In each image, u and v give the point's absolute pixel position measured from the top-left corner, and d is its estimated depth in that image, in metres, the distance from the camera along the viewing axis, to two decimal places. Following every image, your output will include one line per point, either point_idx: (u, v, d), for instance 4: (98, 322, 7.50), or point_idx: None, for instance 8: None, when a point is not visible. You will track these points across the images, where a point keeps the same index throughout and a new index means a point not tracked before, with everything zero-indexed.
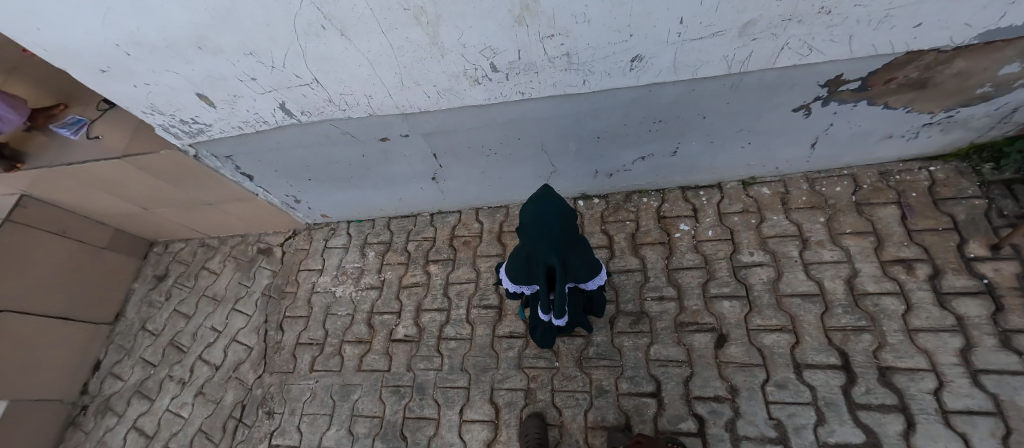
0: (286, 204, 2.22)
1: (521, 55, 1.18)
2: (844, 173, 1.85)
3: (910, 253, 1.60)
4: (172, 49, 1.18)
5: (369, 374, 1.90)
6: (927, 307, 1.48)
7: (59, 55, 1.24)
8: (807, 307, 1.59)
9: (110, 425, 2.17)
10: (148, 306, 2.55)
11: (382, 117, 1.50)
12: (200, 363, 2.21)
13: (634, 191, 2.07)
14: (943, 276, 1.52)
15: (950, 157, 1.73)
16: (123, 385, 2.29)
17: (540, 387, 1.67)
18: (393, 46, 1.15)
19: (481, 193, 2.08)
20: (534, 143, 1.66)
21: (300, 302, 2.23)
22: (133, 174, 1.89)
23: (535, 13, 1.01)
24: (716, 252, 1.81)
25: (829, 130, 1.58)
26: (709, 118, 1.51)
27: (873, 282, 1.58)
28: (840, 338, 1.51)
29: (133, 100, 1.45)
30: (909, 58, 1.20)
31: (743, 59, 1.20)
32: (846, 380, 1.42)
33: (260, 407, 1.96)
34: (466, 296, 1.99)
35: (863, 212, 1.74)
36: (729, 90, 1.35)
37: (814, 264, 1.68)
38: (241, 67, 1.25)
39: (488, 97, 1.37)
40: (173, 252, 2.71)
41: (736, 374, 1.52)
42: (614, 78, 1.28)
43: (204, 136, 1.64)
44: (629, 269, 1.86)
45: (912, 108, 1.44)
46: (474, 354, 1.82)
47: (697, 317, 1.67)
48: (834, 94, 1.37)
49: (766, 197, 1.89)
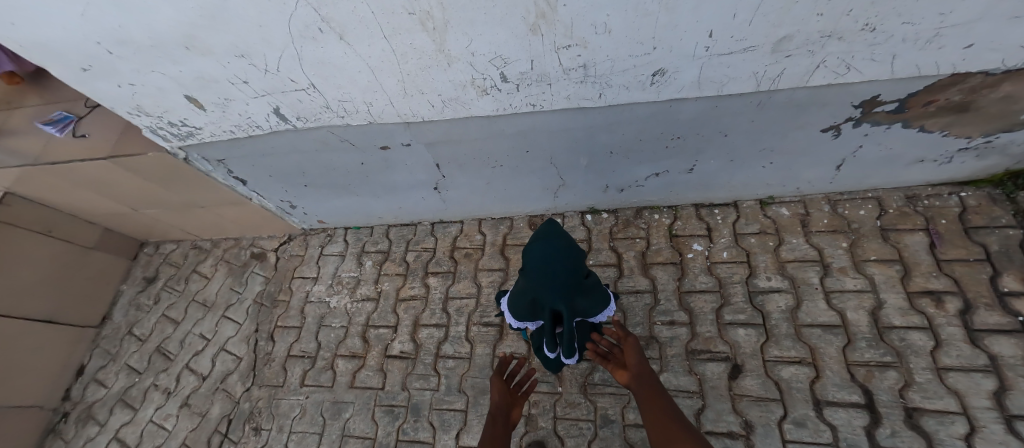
0: (281, 209, 2.13)
1: (534, 65, 1.09)
2: (869, 195, 1.75)
3: (940, 285, 1.50)
4: (158, 49, 1.09)
5: (362, 391, 1.81)
6: (957, 343, 1.39)
7: (37, 51, 1.15)
8: (828, 338, 1.50)
9: (91, 435, 2.08)
10: (135, 309, 2.46)
11: (383, 126, 1.41)
12: (187, 372, 2.12)
13: (645, 207, 1.98)
14: (975, 312, 1.43)
15: (982, 183, 1.63)
16: (107, 392, 2.20)
17: (541, 414, 1.57)
18: (396, 52, 1.06)
19: (485, 204, 1.99)
20: (543, 156, 1.57)
21: (292, 312, 2.13)
22: (120, 175, 1.81)
23: (552, 22, 0.92)
24: (731, 275, 1.72)
25: (857, 153, 1.49)
26: (731, 135, 1.42)
27: (899, 315, 1.48)
28: (864, 373, 1.41)
29: (117, 101, 1.36)
30: (953, 81, 1.11)
31: (774, 76, 1.11)
32: (870, 421, 1.33)
33: (247, 422, 1.87)
34: (465, 313, 1.89)
35: (889, 238, 1.64)
36: (755, 108, 1.26)
37: (836, 292, 1.59)
38: (232, 69, 1.16)
39: (497, 108, 1.29)
40: (164, 254, 2.62)
41: (751, 409, 1.43)
42: (633, 92, 1.19)
43: (194, 139, 1.56)
44: (638, 290, 1.77)
45: (949, 131, 1.35)
46: (472, 375, 1.72)
47: (710, 345, 1.58)
48: (868, 115, 1.28)
49: (784, 218, 1.80)
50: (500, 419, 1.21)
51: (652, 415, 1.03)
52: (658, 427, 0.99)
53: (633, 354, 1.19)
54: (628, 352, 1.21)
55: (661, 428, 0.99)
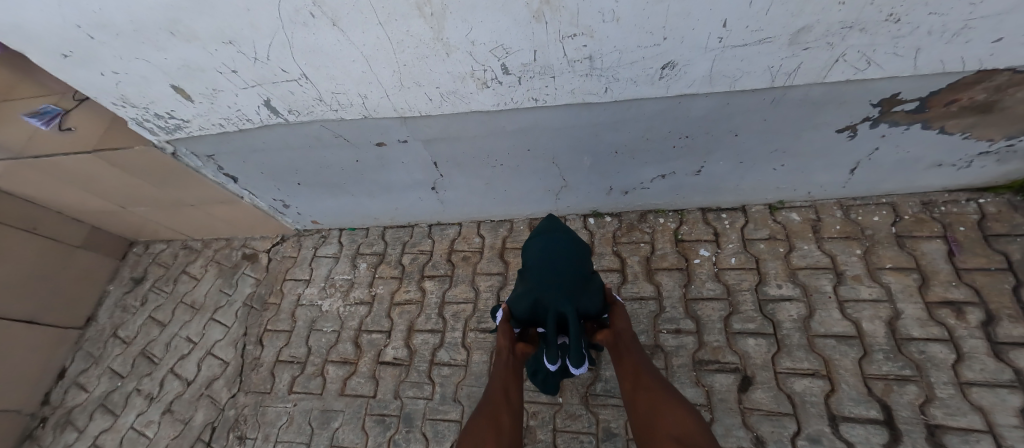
0: (274, 208, 2.07)
1: (536, 56, 1.03)
2: (883, 201, 1.69)
3: (960, 295, 1.43)
4: (141, 34, 1.04)
5: (352, 399, 1.72)
6: (980, 357, 1.31)
7: (16, 36, 1.10)
8: (843, 350, 1.42)
9: (69, 441, 1.99)
10: (121, 310, 2.38)
11: (379, 121, 1.36)
12: (172, 377, 2.03)
13: (650, 210, 1.91)
14: (998, 324, 1.35)
15: (1002, 189, 1.57)
16: (87, 397, 2.12)
17: (540, 426, 1.49)
18: (392, 41, 1.00)
19: (484, 206, 1.93)
20: (546, 155, 1.51)
21: (283, 315, 2.06)
22: (107, 170, 1.77)
23: (556, 8, 0.87)
24: (739, 283, 1.65)
25: (873, 155, 1.43)
26: (741, 136, 1.36)
27: (918, 326, 1.41)
28: (882, 387, 1.33)
29: (102, 90, 1.31)
30: (977, 79, 1.05)
31: (790, 71, 1.05)
32: (890, 439, 1.24)
33: (231, 430, 1.78)
34: (462, 318, 1.81)
35: (905, 245, 1.57)
36: (768, 106, 1.20)
37: (851, 302, 1.51)
38: (220, 57, 1.11)
39: (497, 103, 1.23)
40: (153, 253, 2.55)
41: (762, 424, 1.35)
42: (641, 87, 1.14)
43: (182, 133, 1.50)
44: (643, 296, 1.70)
45: (970, 133, 1.29)
46: (468, 383, 1.64)
47: (719, 355, 1.50)
48: (887, 114, 1.22)
49: (795, 223, 1.73)
50: (506, 357, 1.16)
51: (625, 368, 1.10)
52: (635, 381, 1.05)
53: (622, 319, 1.16)
54: (617, 315, 1.17)
55: (637, 382, 1.05)
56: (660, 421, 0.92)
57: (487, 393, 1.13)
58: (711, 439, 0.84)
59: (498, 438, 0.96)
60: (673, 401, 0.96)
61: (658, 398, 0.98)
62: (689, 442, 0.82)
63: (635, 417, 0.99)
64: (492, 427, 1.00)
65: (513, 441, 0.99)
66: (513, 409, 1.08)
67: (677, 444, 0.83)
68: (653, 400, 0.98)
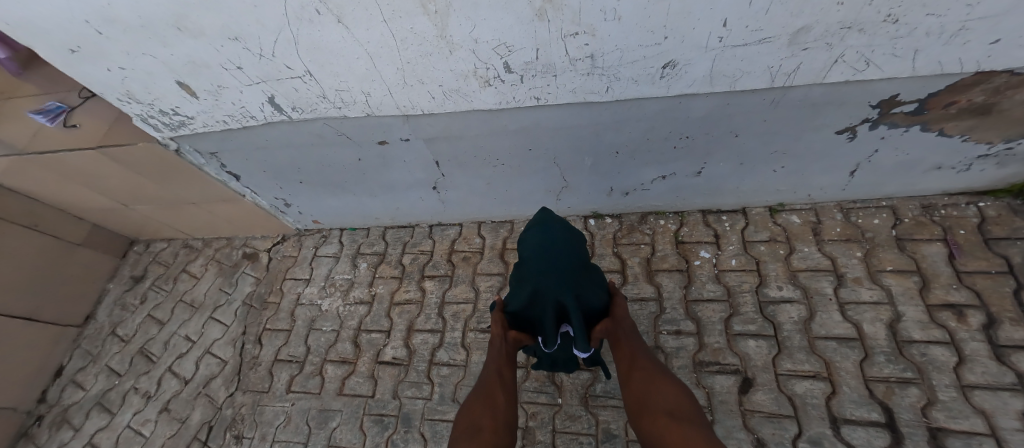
0: (275, 207, 2.07)
1: (538, 54, 1.04)
2: (883, 203, 1.69)
3: (961, 298, 1.43)
4: (149, 30, 1.06)
5: (351, 399, 1.71)
6: (982, 360, 1.30)
7: (25, 31, 1.11)
8: (844, 352, 1.42)
9: (65, 440, 1.98)
10: (121, 309, 2.38)
11: (381, 118, 1.37)
12: (170, 376, 2.02)
13: (650, 212, 1.92)
14: (1000, 327, 1.35)
15: (1001, 192, 1.57)
16: (84, 395, 2.10)
17: (539, 426, 1.48)
18: (395, 37, 1.01)
19: (485, 206, 1.93)
20: (546, 155, 1.52)
21: (282, 314, 2.06)
22: (111, 167, 1.77)
23: (559, 6, 0.88)
24: (740, 284, 1.65)
25: (873, 157, 1.44)
26: (741, 136, 1.37)
27: (918, 329, 1.40)
28: (883, 390, 1.32)
29: (108, 86, 1.32)
30: (975, 81, 1.06)
31: (789, 72, 1.06)
32: (892, 441, 1.23)
33: (228, 430, 1.77)
34: (462, 318, 1.81)
35: (905, 248, 1.58)
36: (767, 107, 1.21)
37: (851, 304, 1.51)
38: (225, 53, 1.12)
39: (499, 101, 1.24)
40: (153, 253, 2.55)
41: (763, 426, 1.34)
42: (641, 86, 1.15)
43: (186, 129, 1.51)
44: (643, 297, 1.69)
45: (970, 136, 1.30)
46: (467, 384, 1.63)
47: (719, 356, 1.50)
48: (886, 116, 1.23)
49: (795, 226, 1.74)
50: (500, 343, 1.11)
51: (621, 355, 1.10)
52: (630, 363, 1.06)
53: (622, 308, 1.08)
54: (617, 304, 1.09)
55: (633, 364, 1.06)
56: (652, 396, 0.95)
57: (482, 376, 1.13)
58: (700, 412, 0.89)
59: (493, 411, 0.99)
60: (666, 379, 0.99)
61: (652, 377, 1.00)
62: (681, 415, 0.86)
63: (629, 396, 1.02)
64: (485, 407, 1.02)
65: (508, 415, 1.01)
66: (509, 390, 1.08)
67: (669, 416, 0.87)
68: (647, 380, 1.00)
